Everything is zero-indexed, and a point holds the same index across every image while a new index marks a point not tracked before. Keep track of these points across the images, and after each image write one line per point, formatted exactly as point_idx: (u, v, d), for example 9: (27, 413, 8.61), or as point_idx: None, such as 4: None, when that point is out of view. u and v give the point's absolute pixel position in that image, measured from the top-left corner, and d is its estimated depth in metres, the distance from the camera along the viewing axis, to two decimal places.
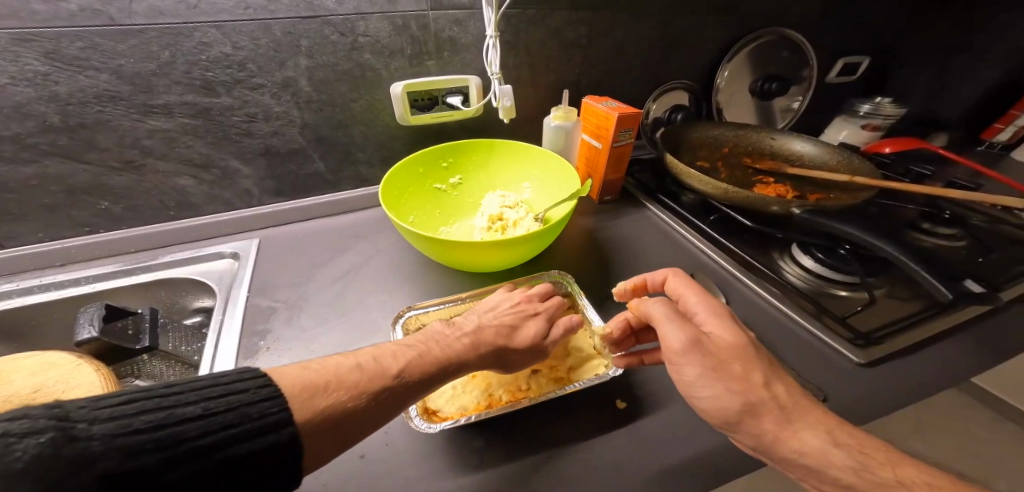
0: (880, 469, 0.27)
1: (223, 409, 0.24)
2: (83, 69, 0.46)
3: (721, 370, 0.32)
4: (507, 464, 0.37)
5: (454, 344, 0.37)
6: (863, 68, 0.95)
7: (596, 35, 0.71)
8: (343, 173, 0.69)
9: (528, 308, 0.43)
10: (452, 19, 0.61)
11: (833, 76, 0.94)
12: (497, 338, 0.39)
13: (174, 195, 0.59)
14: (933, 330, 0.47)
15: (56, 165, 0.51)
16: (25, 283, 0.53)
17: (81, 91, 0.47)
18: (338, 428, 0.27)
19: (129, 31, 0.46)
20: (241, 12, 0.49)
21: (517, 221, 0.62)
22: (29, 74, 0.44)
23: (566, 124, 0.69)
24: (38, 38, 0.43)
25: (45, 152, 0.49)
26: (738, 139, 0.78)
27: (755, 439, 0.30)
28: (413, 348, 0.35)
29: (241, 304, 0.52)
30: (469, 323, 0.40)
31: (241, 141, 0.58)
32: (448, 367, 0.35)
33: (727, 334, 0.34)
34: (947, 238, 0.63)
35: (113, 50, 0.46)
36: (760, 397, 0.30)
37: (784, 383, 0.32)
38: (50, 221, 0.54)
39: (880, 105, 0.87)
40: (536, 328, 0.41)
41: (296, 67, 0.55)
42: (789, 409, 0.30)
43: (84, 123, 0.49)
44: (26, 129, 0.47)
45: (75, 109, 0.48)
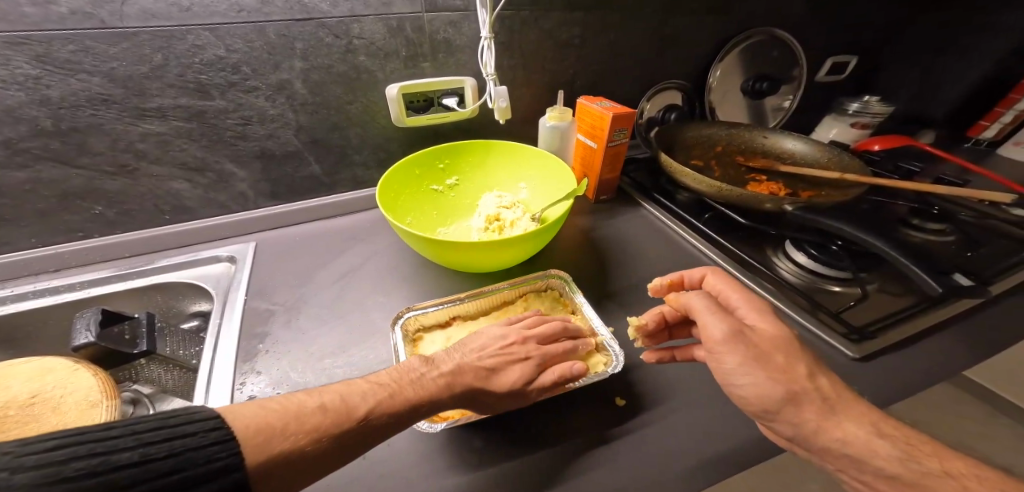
0: (926, 460, 0.28)
1: (166, 454, 0.22)
2: (74, 72, 0.45)
3: (764, 360, 0.32)
4: (509, 464, 0.37)
5: (429, 384, 0.35)
6: (850, 68, 0.97)
7: (590, 36, 0.71)
8: (340, 175, 0.68)
9: (518, 351, 0.39)
10: (446, 21, 0.61)
11: (822, 76, 0.96)
12: (476, 384, 0.36)
13: (169, 199, 0.59)
14: (924, 325, 0.47)
15: (48, 170, 0.50)
16: (20, 288, 0.52)
17: (73, 95, 0.47)
18: (295, 472, 0.26)
19: (121, 33, 0.45)
20: (235, 14, 0.49)
21: (514, 221, 0.62)
22: (19, 77, 0.44)
23: (561, 124, 0.71)
24: (28, 42, 0.42)
25: (37, 157, 0.49)
26: (730, 139, 0.79)
27: (796, 431, 0.30)
28: (385, 387, 0.33)
29: (239, 308, 0.52)
30: (454, 362, 0.37)
31: (236, 144, 0.58)
32: (417, 408, 0.33)
33: (769, 330, 0.34)
34: (937, 233, 0.64)
35: (105, 53, 0.46)
36: (803, 388, 0.30)
37: (827, 377, 0.32)
38: (42, 226, 0.54)
39: (869, 104, 0.88)
40: (522, 374, 0.37)
41: (291, 69, 0.55)
42: (835, 402, 0.30)
43: (77, 127, 0.49)
44: (18, 133, 0.47)
45: (67, 113, 0.47)
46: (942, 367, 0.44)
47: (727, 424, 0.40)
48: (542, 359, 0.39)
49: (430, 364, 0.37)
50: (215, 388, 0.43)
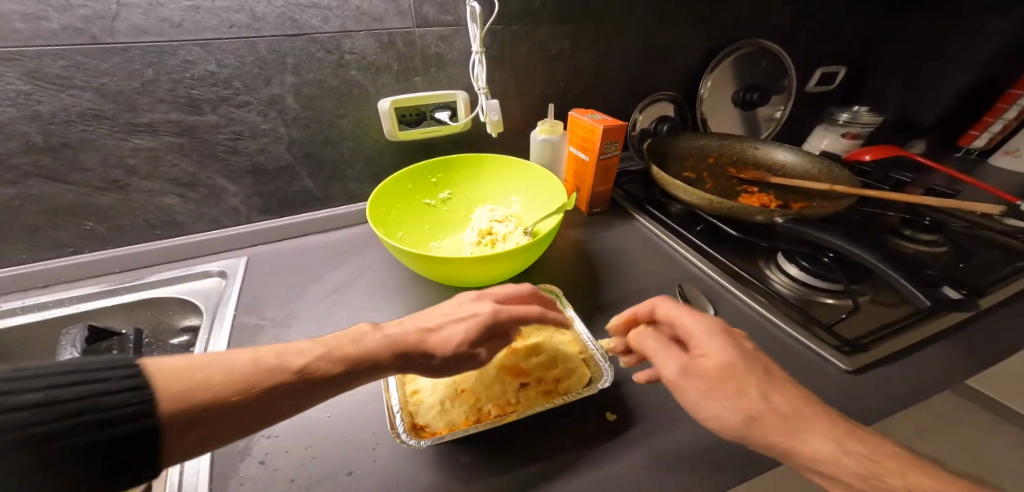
0: (890, 476, 0.26)
1: (91, 410, 0.23)
2: (66, 88, 0.46)
3: (718, 391, 0.31)
4: (493, 483, 0.36)
5: (370, 343, 0.33)
6: (840, 78, 0.98)
7: (580, 49, 0.72)
8: (332, 189, 0.69)
9: (468, 313, 0.37)
10: (437, 36, 0.62)
11: (812, 86, 0.97)
12: (423, 348, 0.34)
13: (161, 214, 0.59)
14: (916, 337, 0.47)
15: (39, 185, 0.50)
16: (6, 305, 0.52)
17: (65, 111, 0.47)
18: (222, 420, 0.26)
19: (112, 49, 0.46)
20: (225, 30, 0.49)
21: (506, 235, 0.62)
22: (11, 93, 0.44)
23: (552, 137, 0.71)
24: (19, 58, 0.43)
25: (28, 173, 0.49)
26: (722, 150, 0.79)
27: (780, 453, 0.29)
28: (322, 344, 0.32)
29: (227, 323, 0.52)
30: (404, 327, 0.36)
31: (227, 159, 0.58)
32: (362, 365, 0.32)
33: (729, 358, 0.33)
34: (928, 244, 0.64)
35: (97, 68, 0.46)
36: (759, 410, 0.30)
37: (783, 390, 0.31)
38: (32, 242, 0.54)
39: (858, 113, 0.89)
40: (469, 334, 0.35)
41: (282, 83, 0.56)
42: (800, 417, 0.29)
43: (68, 143, 0.49)
44: (9, 149, 0.47)
45: (59, 128, 0.48)
46: (938, 380, 0.43)
47: (720, 443, 0.39)
48: (491, 316, 0.37)
49: (379, 328, 0.36)
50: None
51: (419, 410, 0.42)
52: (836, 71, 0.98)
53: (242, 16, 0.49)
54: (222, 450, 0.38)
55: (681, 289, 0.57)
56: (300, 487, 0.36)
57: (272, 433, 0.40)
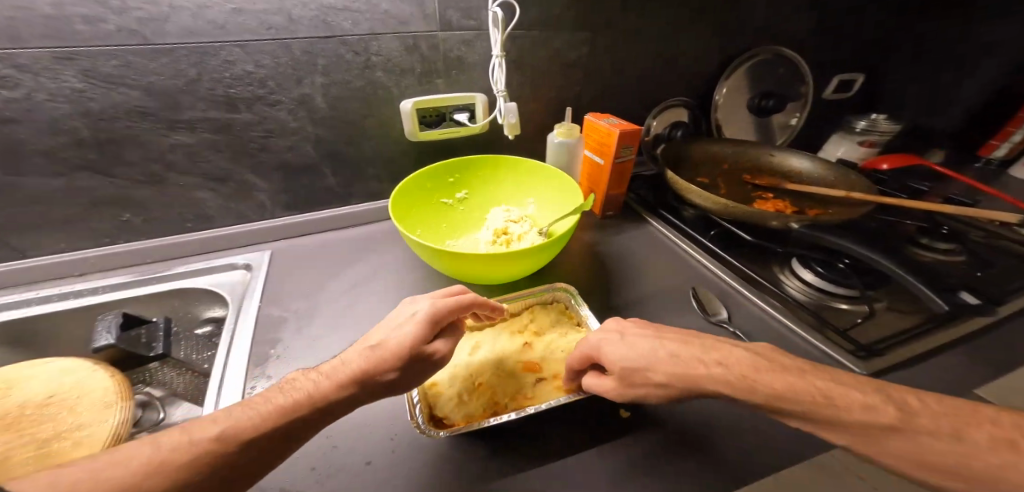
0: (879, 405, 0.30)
1: None
2: (116, 86, 0.48)
3: (636, 384, 0.36)
4: (514, 474, 0.38)
5: (312, 386, 0.33)
6: (857, 85, 0.99)
7: (598, 54, 0.74)
8: (353, 187, 0.70)
9: (404, 322, 0.39)
10: (460, 40, 0.63)
11: (829, 93, 0.98)
12: (373, 368, 0.35)
13: (193, 208, 0.61)
14: (936, 342, 0.47)
15: (84, 178, 0.53)
16: (45, 291, 0.54)
17: (114, 108, 0.49)
18: None
19: (161, 49, 0.48)
20: (264, 32, 0.51)
21: (522, 235, 0.63)
22: (66, 91, 0.46)
23: (569, 140, 0.72)
24: (76, 57, 0.45)
25: (74, 166, 0.51)
26: (737, 156, 0.80)
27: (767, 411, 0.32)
28: (254, 400, 0.32)
29: (253, 313, 0.54)
30: (342, 360, 0.36)
31: (258, 156, 0.60)
32: (318, 403, 0.32)
33: (631, 359, 0.36)
34: (946, 252, 0.64)
35: (145, 68, 0.48)
36: (678, 384, 0.35)
37: (667, 353, 0.36)
38: (73, 232, 0.56)
39: (876, 121, 0.89)
40: (412, 335, 0.36)
41: (312, 84, 0.57)
42: (694, 371, 0.34)
43: (113, 138, 0.51)
44: (59, 143, 0.49)
45: (105, 124, 0.50)
46: (953, 387, 0.44)
47: (733, 442, 0.40)
48: (427, 316, 0.38)
49: (312, 371, 0.36)
50: (226, 394, 0.44)
51: (437, 402, 0.44)
52: (855, 78, 0.98)
53: (280, 19, 0.51)
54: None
55: (694, 291, 0.58)
56: (322, 474, 0.37)
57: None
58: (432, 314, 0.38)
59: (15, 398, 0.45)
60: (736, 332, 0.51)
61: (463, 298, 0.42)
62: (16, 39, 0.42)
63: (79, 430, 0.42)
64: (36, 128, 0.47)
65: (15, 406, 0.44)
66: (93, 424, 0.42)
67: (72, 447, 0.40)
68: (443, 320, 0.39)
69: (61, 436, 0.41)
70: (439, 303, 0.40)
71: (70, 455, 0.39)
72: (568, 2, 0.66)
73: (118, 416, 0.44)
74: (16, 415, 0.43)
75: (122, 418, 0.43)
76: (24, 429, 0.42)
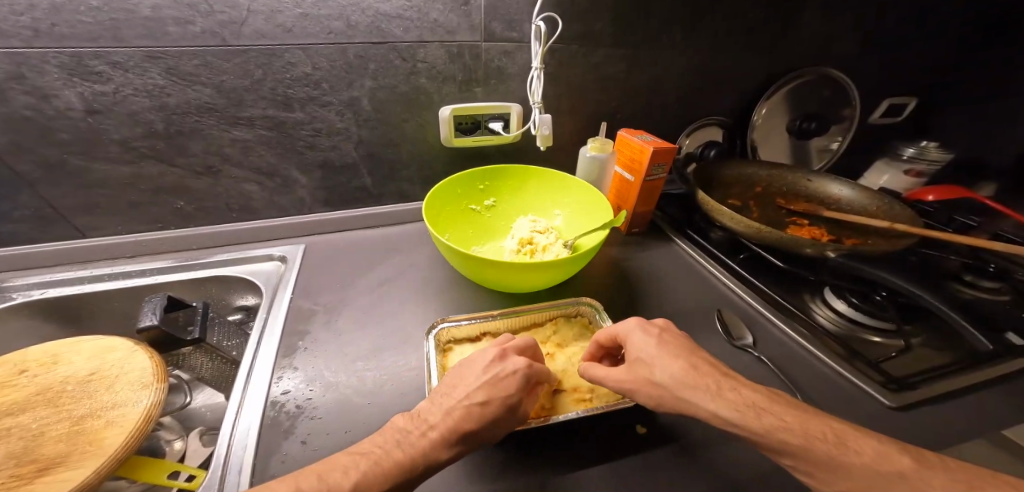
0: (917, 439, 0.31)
1: None
2: (192, 83, 0.51)
3: (638, 378, 0.39)
4: (534, 478, 0.38)
5: (422, 442, 0.33)
6: (908, 109, 0.98)
7: (637, 70, 0.74)
8: (387, 188, 0.72)
9: (507, 377, 0.37)
10: (502, 51, 0.64)
11: (877, 117, 0.97)
12: (480, 430, 0.35)
13: (239, 199, 0.64)
14: (975, 378, 0.47)
15: (150, 167, 0.56)
16: (97, 270, 0.57)
17: (187, 103, 0.52)
18: None
19: (235, 51, 0.51)
20: (324, 36, 0.54)
21: (547, 246, 0.63)
22: (149, 86, 0.50)
23: (600, 155, 0.72)
24: (163, 56, 0.48)
25: (143, 155, 0.55)
26: (771, 179, 0.79)
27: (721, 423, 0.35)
28: (365, 457, 0.32)
29: (285, 305, 0.55)
30: (447, 413, 0.35)
31: (304, 154, 0.62)
32: (429, 463, 0.33)
33: (650, 353, 0.39)
34: (991, 291, 0.63)
35: (220, 67, 0.51)
36: (685, 386, 0.36)
37: (684, 364, 0.37)
38: (132, 216, 0.60)
39: (926, 148, 0.86)
40: (518, 398, 0.36)
41: (360, 87, 0.59)
42: (699, 386, 0.35)
43: (181, 130, 0.54)
44: (134, 134, 0.53)
45: (177, 118, 0.53)
46: (986, 427, 0.43)
47: (753, 468, 0.40)
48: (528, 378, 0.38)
49: (417, 421, 0.36)
50: (251, 388, 0.44)
51: None
52: (907, 101, 0.98)
53: (340, 24, 0.53)
54: (270, 425, 0.41)
55: (720, 314, 0.58)
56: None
57: (315, 415, 0.42)
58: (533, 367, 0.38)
59: (62, 372, 0.47)
60: (760, 357, 0.51)
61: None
62: (115, 38, 0.46)
63: (113, 409, 0.43)
64: (117, 119, 0.51)
65: (60, 381, 0.46)
66: (126, 404, 0.43)
67: (106, 426, 0.41)
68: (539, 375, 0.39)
69: (96, 414, 0.42)
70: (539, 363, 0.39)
71: (102, 434, 0.40)
72: (609, 20, 0.67)
73: (151, 398, 0.44)
74: (59, 390, 0.45)
75: (154, 400, 0.44)
76: (63, 405, 0.43)
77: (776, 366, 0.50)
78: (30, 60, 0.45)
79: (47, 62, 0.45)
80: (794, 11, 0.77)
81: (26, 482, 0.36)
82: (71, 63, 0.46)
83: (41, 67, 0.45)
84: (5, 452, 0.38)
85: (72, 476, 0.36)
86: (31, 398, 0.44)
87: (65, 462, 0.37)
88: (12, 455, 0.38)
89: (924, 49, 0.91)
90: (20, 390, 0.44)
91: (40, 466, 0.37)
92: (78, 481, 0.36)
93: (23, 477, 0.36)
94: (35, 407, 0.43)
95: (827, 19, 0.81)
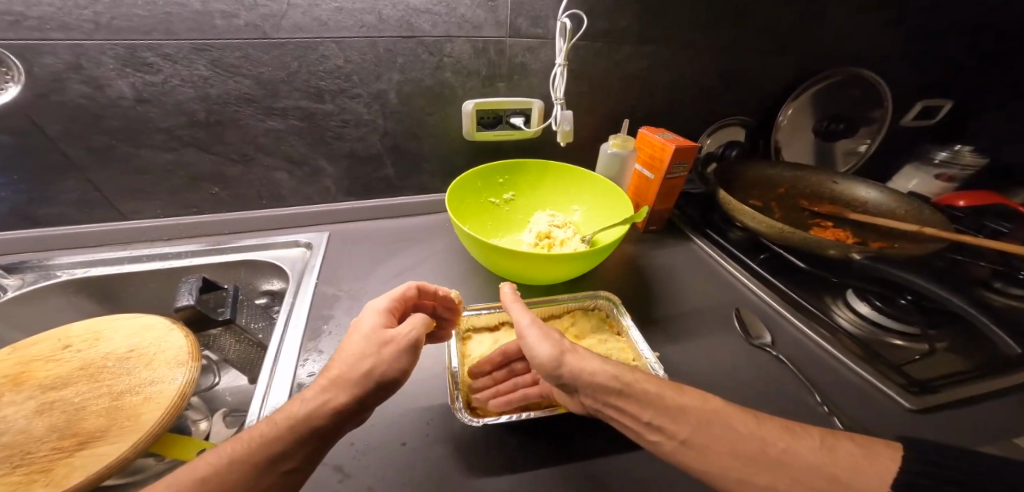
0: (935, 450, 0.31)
1: None
2: (234, 74, 0.53)
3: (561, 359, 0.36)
4: (549, 467, 0.39)
5: (297, 406, 0.33)
6: (942, 112, 0.96)
7: (660, 68, 0.74)
8: (408, 179, 0.74)
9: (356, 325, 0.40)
10: (526, 47, 0.65)
11: (909, 119, 0.95)
12: (340, 367, 0.35)
13: (269, 187, 0.66)
14: (1005, 384, 0.46)
15: (190, 153, 0.59)
16: (137, 251, 0.60)
17: (228, 93, 0.55)
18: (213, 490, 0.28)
19: (275, 43, 0.53)
20: (357, 30, 0.55)
21: (565, 240, 0.64)
22: (195, 77, 0.52)
23: (622, 151, 0.73)
24: (209, 48, 0.51)
25: (185, 142, 0.57)
26: (795, 181, 0.79)
27: (599, 402, 0.35)
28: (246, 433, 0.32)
29: (310, 290, 0.57)
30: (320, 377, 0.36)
31: (332, 144, 0.64)
32: (296, 425, 0.32)
33: (570, 346, 0.38)
34: (1019, 299, 0.62)
35: (259, 60, 0.53)
36: (625, 377, 0.35)
37: (603, 364, 0.36)
38: (170, 201, 0.62)
39: (959, 153, 0.85)
40: (368, 325, 0.38)
41: (388, 80, 0.61)
42: (619, 391, 0.35)
43: (221, 120, 0.57)
44: (178, 122, 0.55)
45: (218, 107, 0.55)
46: (1008, 434, 0.42)
47: None
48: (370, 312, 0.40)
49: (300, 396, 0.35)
50: (279, 370, 0.46)
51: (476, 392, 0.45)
52: (941, 104, 0.95)
53: (371, 18, 0.55)
54: None
55: (738, 312, 0.58)
56: (360, 449, 0.39)
57: None
58: (382, 306, 0.41)
59: (101, 348, 0.49)
60: (779, 356, 0.51)
61: (401, 289, 0.44)
62: (167, 31, 0.48)
63: (150, 385, 0.45)
64: (163, 108, 0.53)
65: (101, 357, 0.48)
66: (162, 381, 0.45)
67: (143, 402, 0.43)
68: (392, 309, 0.41)
69: (135, 390, 0.44)
70: (383, 300, 0.42)
71: (139, 410, 0.42)
72: (634, 17, 0.67)
73: (185, 376, 0.46)
74: (100, 366, 0.47)
75: (187, 378, 0.46)
76: (104, 380, 0.46)
77: (795, 365, 0.50)
78: (89, 52, 0.47)
79: (104, 53, 0.48)
80: (824, 9, 0.76)
81: (69, 454, 0.38)
82: (125, 54, 0.48)
83: (99, 59, 0.48)
84: (50, 424, 0.41)
85: (110, 451, 0.38)
86: (74, 373, 0.46)
87: (104, 437, 0.40)
88: (56, 428, 0.40)
89: (956, 49, 0.88)
90: (64, 364, 0.47)
91: (82, 439, 0.39)
92: (115, 456, 0.38)
93: (65, 449, 0.39)
94: (77, 381, 0.45)
95: (856, 18, 0.79)
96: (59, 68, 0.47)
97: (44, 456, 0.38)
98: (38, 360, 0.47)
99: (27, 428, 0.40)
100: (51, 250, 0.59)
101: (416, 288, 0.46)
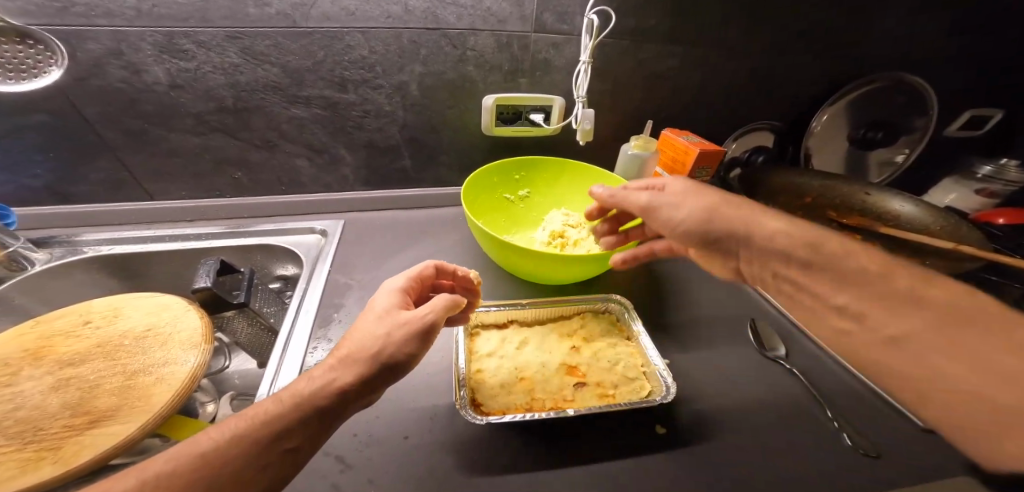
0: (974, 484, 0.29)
1: None
2: (263, 62, 0.54)
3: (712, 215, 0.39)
4: (552, 470, 0.38)
5: (304, 386, 0.33)
6: (994, 122, 0.92)
7: (687, 68, 0.72)
8: (425, 172, 0.73)
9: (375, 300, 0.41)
10: (551, 43, 0.64)
11: (953, 129, 0.91)
12: (352, 347, 0.35)
13: (289, 174, 0.67)
14: None
15: (217, 139, 0.59)
16: (160, 232, 0.61)
17: (255, 81, 0.55)
18: (213, 463, 0.27)
19: (303, 32, 0.53)
20: (383, 20, 0.55)
21: (578, 241, 0.63)
22: (226, 64, 0.53)
23: (644, 153, 0.70)
24: (241, 36, 0.51)
25: (213, 127, 0.58)
26: (823, 191, 0.76)
27: (768, 268, 0.37)
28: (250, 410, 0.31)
29: (323, 277, 0.58)
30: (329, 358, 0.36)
31: (352, 133, 0.64)
32: (302, 405, 0.31)
33: (723, 212, 0.40)
34: None
35: (288, 48, 0.54)
36: (893, 271, 0.31)
37: (781, 229, 0.37)
38: (194, 184, 0.64)
39: (1005, 167, 0.80)
40: (384, 303, 0.39)
41: (411, 72, 0.61)
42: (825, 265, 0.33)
43: (247, 107, 0.57)
44: (207, 108, 0.56)
45: (246, 94, 0.56)
46: None
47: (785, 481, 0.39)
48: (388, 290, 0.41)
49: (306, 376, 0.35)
50: (290, 355, 0.46)
51: (482, 388, 0.45)
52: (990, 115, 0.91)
53: (397, 8, 0.54)
54: None
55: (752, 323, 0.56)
56: (363, 440, 0.39)
57: None
58: (398, 286, 0.42)
59: (120, 326, 0.51)
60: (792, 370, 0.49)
61: (418, 268, 0.45)
62: (203, 19, 0.49)
63: (164, 366, 0.45)
64: (193, 93, 0.54)
65: (118, 335, 0.49)
66: (175, 363, 0.46)
67: (156, 382, 0.44)
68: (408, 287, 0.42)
69: (149, 370, 0.45)
70: (402, 278, 0.43)
71: (151, 391, 0.43)
72: (664, 15, 0.65)
73: (198, 358, 0.47)
74: (117, 344, 0.48)
75: (200, 360, 0.46)
76: (120, 358, 0.47)
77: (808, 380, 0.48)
78: (129, 38, 0.48)
79: (143, 40, 0.49)
80: (864, 13, 0.73)
81: (80, 432, 0.39)
82: (163, 41, 0.49)
83: (137, 45, 0.49)
84: (65, 401, 0.42)
85: (121, 430, 0.39)
86: (93, 349, 0.48)
87: (115, 416, 0.40)
88: (69, 405, 0.41)
89: (1003, 58, 0.84)
90: (84, 341, 0.48)
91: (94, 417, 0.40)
92: (126, 434, 0.38)
93: (77, 427, 0.39)
94: (95, 358, 0.47)
95: (898, 23, 0.76)
96: (100, 53, 0.48)
97: (56, 432, 0.39)
98: (57, 334, 0.49)
99: (41, 404, 0.42)
100: (78, 226, 0.61)
101: (434, 268, 0.47)
